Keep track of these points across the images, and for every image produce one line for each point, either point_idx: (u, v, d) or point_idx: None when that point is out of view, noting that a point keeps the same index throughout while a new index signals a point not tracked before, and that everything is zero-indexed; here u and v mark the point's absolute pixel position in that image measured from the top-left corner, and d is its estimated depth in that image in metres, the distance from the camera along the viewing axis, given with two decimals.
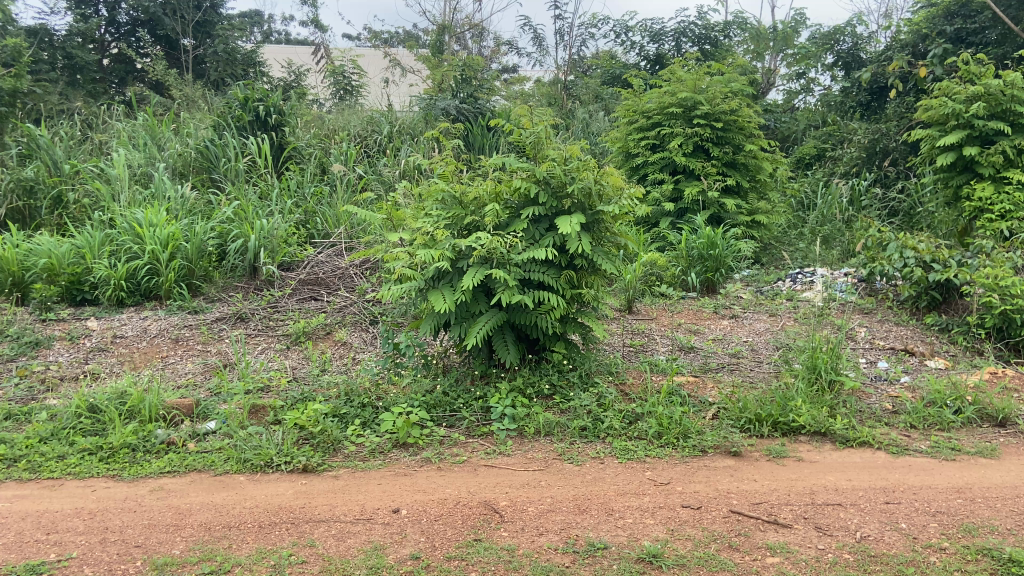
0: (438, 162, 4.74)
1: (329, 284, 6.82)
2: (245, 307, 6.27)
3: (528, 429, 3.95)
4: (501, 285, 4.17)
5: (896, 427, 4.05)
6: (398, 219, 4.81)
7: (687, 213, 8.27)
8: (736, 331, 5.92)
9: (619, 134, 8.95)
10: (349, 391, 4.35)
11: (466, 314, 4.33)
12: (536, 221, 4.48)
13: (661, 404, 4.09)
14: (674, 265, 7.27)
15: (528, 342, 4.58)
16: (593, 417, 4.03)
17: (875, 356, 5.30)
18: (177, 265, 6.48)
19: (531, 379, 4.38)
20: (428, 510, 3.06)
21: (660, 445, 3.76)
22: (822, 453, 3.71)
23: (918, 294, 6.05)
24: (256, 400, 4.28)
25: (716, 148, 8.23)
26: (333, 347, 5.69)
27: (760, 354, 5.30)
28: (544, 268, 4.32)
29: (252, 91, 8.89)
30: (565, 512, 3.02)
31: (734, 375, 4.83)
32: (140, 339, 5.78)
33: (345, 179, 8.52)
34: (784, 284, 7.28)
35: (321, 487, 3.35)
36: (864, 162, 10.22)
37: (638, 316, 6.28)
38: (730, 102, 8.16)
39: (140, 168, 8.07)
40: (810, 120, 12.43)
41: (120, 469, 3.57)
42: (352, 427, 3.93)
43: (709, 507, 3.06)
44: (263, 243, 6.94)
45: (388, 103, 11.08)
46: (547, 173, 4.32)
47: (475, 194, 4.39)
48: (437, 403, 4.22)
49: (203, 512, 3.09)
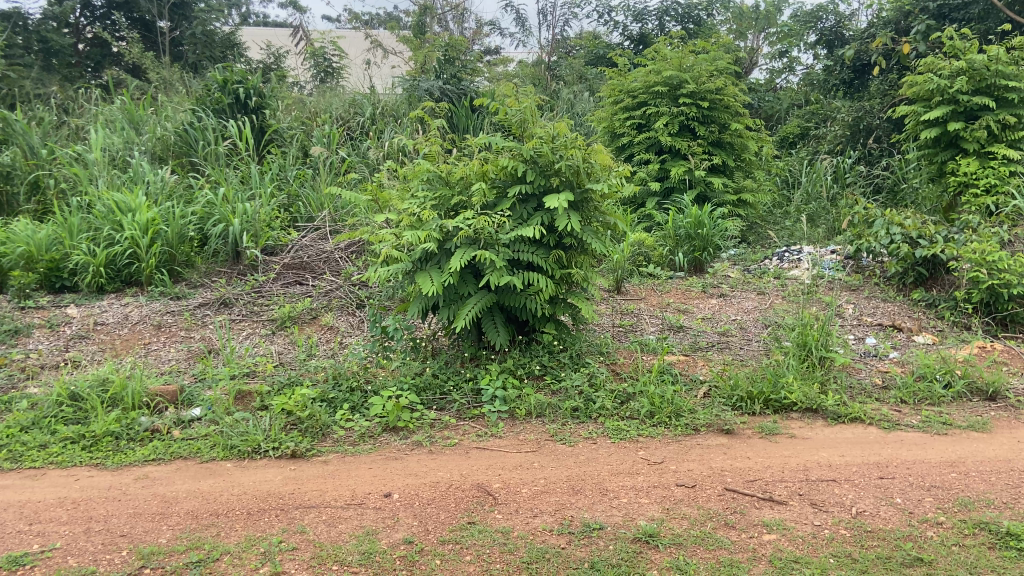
0: (423, 142, 4.66)
1: (314, 268, 6.71)
2: (229, 293, 6.17)
3: (520, 411, 3.90)
4: (489, 266, 4.11)
5: (887, 402, 4.04)
6: (384, 201, 4.74)
7: (674, 192, 8.24)
8: (725, 309, 5.90)
9: (604, 114, 8.88)
10: (337, 375, 4.28)
11: (454, 296, 4.27)
12: (524, 200, 4.43)
13: (652, 383, 4.07)
14: (662, 245, 7.22)
15: (518, 323, 4.51)
16: (584, 398, 3.99)
17: (864, 332, 5.31)
18: (157, 251, 6.40)
19: (521, 360, 4.31)
20: (421, 494, 3.02)
21: (653, 424, 3.74)
22: (814, 429, 3.69)
23: (905, 270, 6.05)
24: (242, 385, 4.21)
25: (702, 127, 8.19)
26: (320, 331, 5.60)
27: (749, 332, 5.30)
28: (533, 249, 4.27)
29: (231, 73, 8.74)
30: (559, 493, 2.98)
31: (724, 354, 4.80)
32: (122, 326, 5.69)
33: (328, 162, 8.41)
34: (772, 262, 7.25)
35: (310, 472, 3.30)
36: (848, 139, 10.22)
37: (626, 296, 6.25)
38: (716, 80, 8.12)
39: (119, 153, 7.93)
40: (793, 99, 12.42)
41: (104, 457, 3.50)
42: (341, 412, 3.87)
43: (704, 485, 3.04)
44: (246, 228, 6.82)
45: (370, 86, 10.95)
46: (534, 151, 4.26)
47: (461, 173, 4.33)
48: (426, 385, 4.14)
49: (190, 500, 3.03)
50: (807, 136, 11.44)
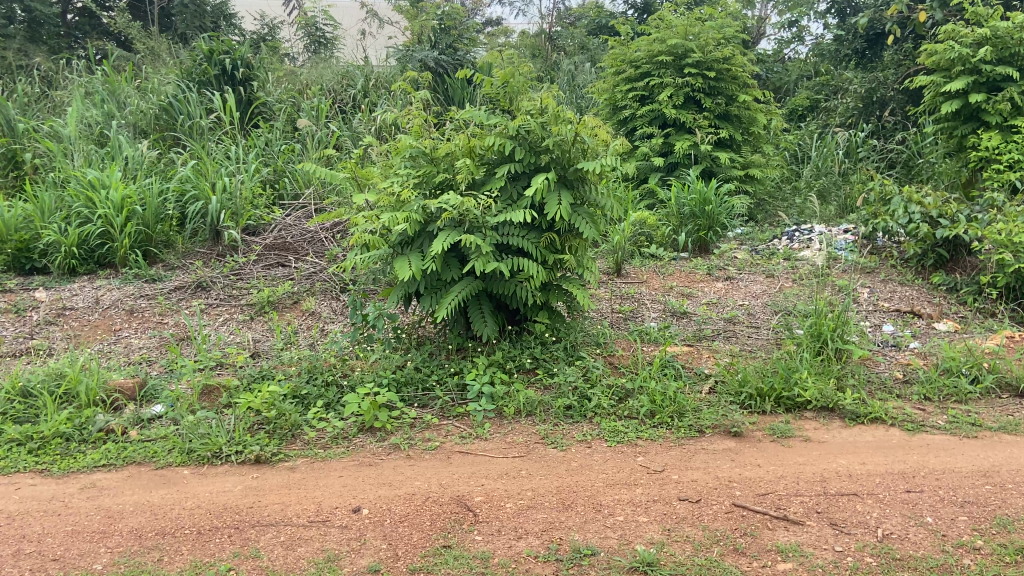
0: (406, 115, 4.31)
1: (297, 249, 6.37)
2: (206, 275, 5.83)
3: (508, 409, 3.57)
4: (474, 251, 3.77)
5: (908, 400, 3.72)
6: (364, 179, 4.38)
7: (678, 168, 7.86)
8: (731, 294, 5.57)
9: (605, 86, 8.48)
10: (312, 368, 3.96)
11: (437, 282, 3.94)
12: (514, 179, 4.10)
13: (653, 378, 3.74)
14: (665, 224, 6.86)
15: (508, 312, 4.17)
16: (579, 394, 3.66)
17: (880, 319, 4.98)
18: (132, 231, 6.05)
19: (511, 352, 3.98)
20: (394, 509, 2.71)
21: (653, 425, 3.41)
22: (831, 432, 3.37)
23: (924, 252, 5.70)
24: (208, 380, 3.88)
25: (708, 99, 7.79)
26: (300, 318, 5.27)
27: (758, 319, 4.97)
28: (523, 232, 3.93)
29: (217, 43, 8.37)
30: (547, 509, 2.67)
31: (732, 344, 4.47)
32: (92, 311, 5.37)
33: (317, 136, 8.06)
34: (781, 241, 6.86)
35: (274, 481, 2.99)
36: (860, 112, 9.79)
37: (627, 279, 5.90)
38: (724, 49, 7.70)
39: (98, 127, 7.59)
40: (802, 71, 11.99)
41: (49, 462, 3.19)
42: (313, 410, 3.55)
43: (709, 499, 2.72)
44: (226, 205, 6.47)
45: (363, 56, 10.54)
46: (524, 126, 3.91)
47: (446, 149, 3.99)
48: (408, 380, 3.81)
49: (137, 516, 2.72)
50: (817, 108, 11.04)
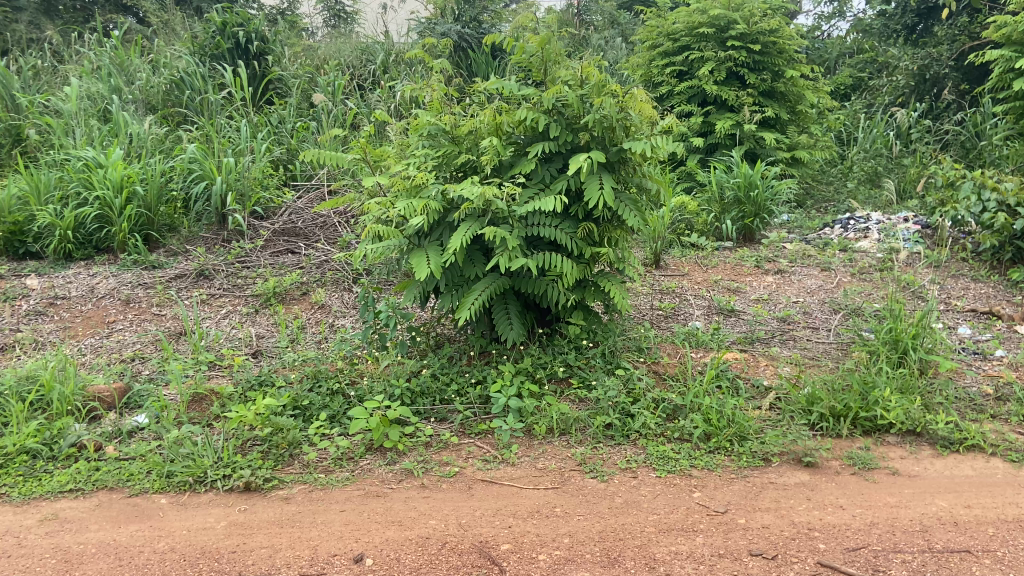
0: (425, 88, 3.83)
1: (308, 235, 5.92)
2: (209, 262, 5.39)
3: (539, 427, 3.09)
4: (502, 244, 3.29)
5: (1006, 422, 3.18)
6: (378, 159, 3.91)
7: (719, 149, 7.30)
8: (783, 289, 5.04)
9: (640, 61, 7.92)
10: (317, 375, 3.50)
11: (459, 280, 3.47)
12: (547, 161, 3.62)
13: (708, 394, 3.23)
14: (706, 211, 6.31)
15: (538, 312, 3.69)
16: (621, 410, 3.16)
17: (956, 321, 4.42)
18: (131, 213, 5.62)
19: (541, 359, 3.48)
20: (404, 559, 2.24)
21: (708, 451, 2.92)
22: (921, 464, 2.87)
23: (1000, 245, 5.13)
24: (200, 386, 3.44)
25: (752, 74, 7.18)
26: (308, 311, 4.81)
27: (817, 320, 4.45)
28: (557, 222, 3.44)
29: (230, 14, 7.90)
30: (590, 564, 2.19)
31: (791, 350, 3.95)
32: (86, 301, 4.96)
33: (332, 113, 7.59)
34: (833, 230, 6.27)
35: (264, 516, 2.53)
36: (912, 90, 9.05)
37: (666, 271, 5.39)
38: (771, 20, 7.07)
39: (102, 102, 7.16)
40: (843, 47, 11.31)
41: (10, 485, 2.76)
42: (315, 425, 3.09)
43: (788, 556, 2.22)
44: (233, 187, 6.02)
45: (382, 30, 10.04)
46: (558, 99, 3.43)
47: (470, 126, 3.52)
48: (424, 390, 3.34)
49: (99, 561, 2.28)
50: (861, 87, 10.38)
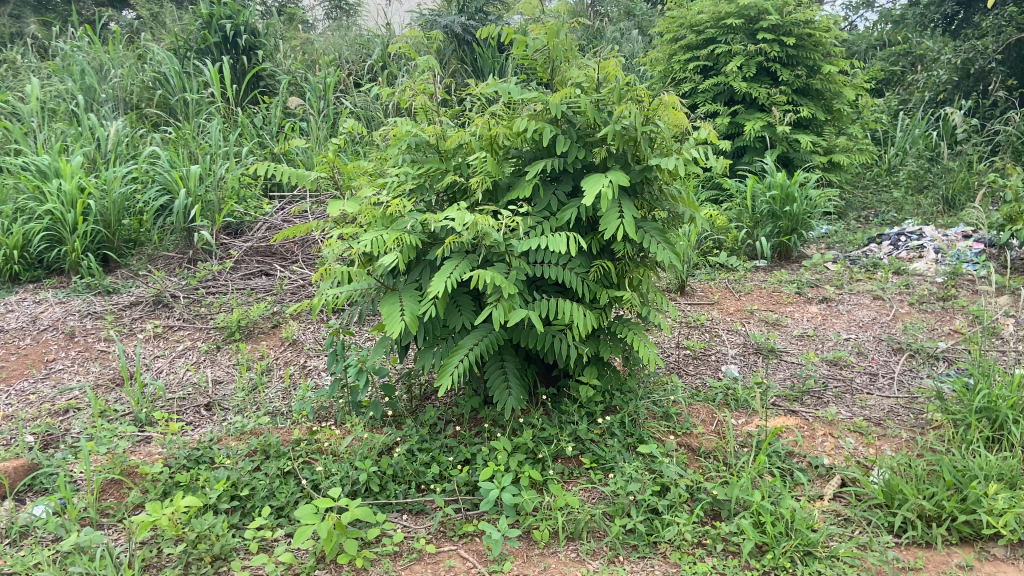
0: (405, 89, 3.13)
1: (285, 256, 5.27)
2: (169, 289, 4.73)
3: (540, 531, 2.40)
4: (495, 291, 2.61)
5: None
6: (349, 177, 3.21)
7: (748, 153, 6.57)
8: (830, 322, 4.32)
9: (660, 55, 7.19)
10: (267, 448, 2.82)
11: (443, 332, 2.80)
12: (553, 180, 2.93)
13: (759, 484, 2.53)
14: (736, 224, 5.59)
15: (542, 367, 3.01)
16: (645, 507, 2.47)
17: None
18: (86, 230, 4.95)
19: (544, 431, 2.80)
20: None
21: (763, 572, 2.22)
22: None
23: None
24: (121, 464, 2.76)
25: (786, 71, 6.42)
26: (277, 349, 4.14)
27: (876, 366, 3.73)
28: (564, 260, 2.75)
29: (217, 5, 7.23)
30: None
31: (851, 411, 3.23)
32: (24, 333, 4.29)
33: (321, 113, 6.91)
34: (882, 247, 5.53)
35: None
36: (955, 85, 8.18)
37: (694, 300, 4.69)
38: (808, 9, 6.31)
39: (71, 100, 6.49)
40: (871, 40, 10.54)
41: None
42: (255, 528, 2.41)
43: None
44: (201, 199, 5.34)
45: (382, 23, 9.35)
46: (570, 105, 2.73)
47: (459, 139, 2.84)
48: (397, 474, 2.65)
49: None
50: (893, 81, 9.59)
